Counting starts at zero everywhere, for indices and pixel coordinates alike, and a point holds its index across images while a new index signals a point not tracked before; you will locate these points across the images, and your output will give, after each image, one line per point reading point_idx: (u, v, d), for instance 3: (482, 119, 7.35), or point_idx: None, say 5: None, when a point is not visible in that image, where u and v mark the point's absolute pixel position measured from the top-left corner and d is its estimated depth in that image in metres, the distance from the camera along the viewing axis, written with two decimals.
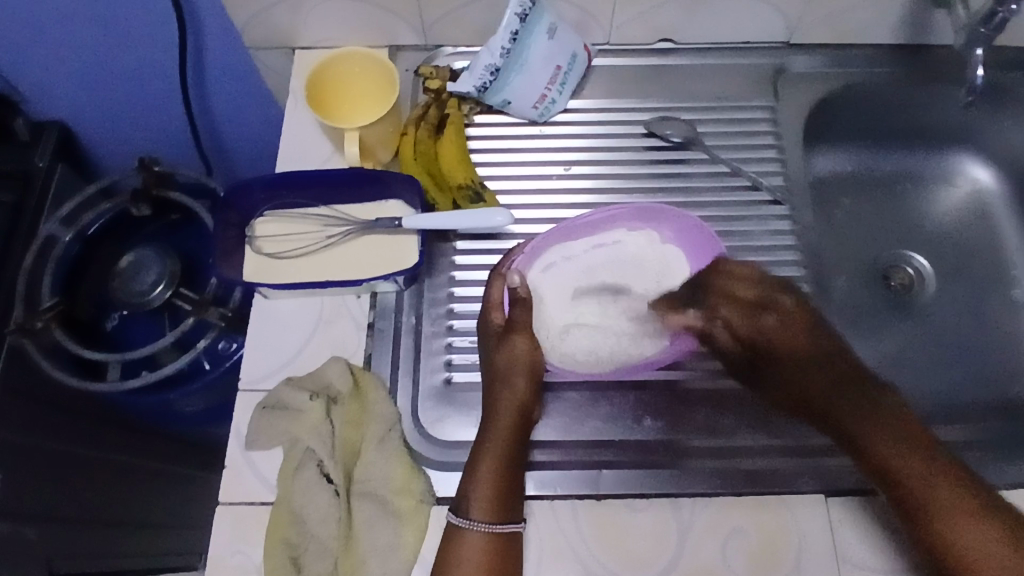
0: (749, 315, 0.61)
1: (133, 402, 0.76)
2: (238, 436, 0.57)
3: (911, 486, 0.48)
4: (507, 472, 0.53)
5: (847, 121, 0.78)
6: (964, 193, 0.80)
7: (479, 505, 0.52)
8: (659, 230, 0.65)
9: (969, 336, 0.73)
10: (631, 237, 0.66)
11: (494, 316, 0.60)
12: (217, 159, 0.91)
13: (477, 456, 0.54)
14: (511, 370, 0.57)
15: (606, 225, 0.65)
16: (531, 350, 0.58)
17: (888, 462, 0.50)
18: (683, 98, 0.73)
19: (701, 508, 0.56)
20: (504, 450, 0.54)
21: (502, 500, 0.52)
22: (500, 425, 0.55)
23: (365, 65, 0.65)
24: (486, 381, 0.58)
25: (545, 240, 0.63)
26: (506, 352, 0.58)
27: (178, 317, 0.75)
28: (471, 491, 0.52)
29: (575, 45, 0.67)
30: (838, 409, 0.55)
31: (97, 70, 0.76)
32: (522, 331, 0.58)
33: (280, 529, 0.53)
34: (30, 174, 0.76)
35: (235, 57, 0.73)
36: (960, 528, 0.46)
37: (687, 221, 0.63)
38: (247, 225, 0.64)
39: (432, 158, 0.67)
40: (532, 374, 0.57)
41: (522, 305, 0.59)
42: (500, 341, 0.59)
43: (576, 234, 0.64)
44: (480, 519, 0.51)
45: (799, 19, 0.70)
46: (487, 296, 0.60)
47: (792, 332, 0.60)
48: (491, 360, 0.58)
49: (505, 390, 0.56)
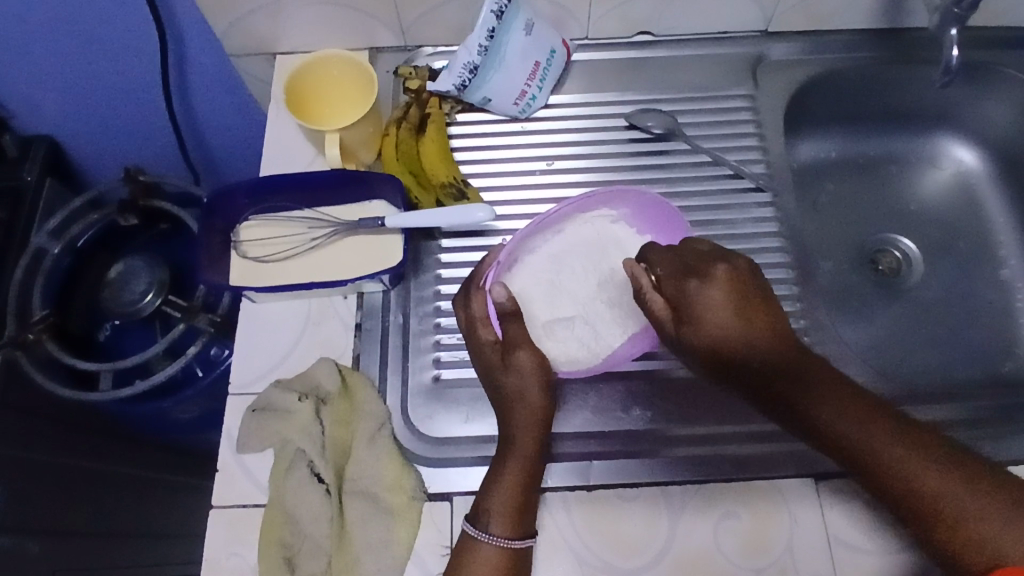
0: (677, 281, 0.54)
1: (129, 411, 0.76)
2: (230, 440, 0.58)
3: (917, 485, 0.47)
4: (529, 486, 0.53)
5: (827, 107, 0.78)
6: (949, 175, 0.80)
7: (499, 520, 0.52)
8: (614, 208, 0.64)
9: (959, 316, 0.74)
10: (587, 221, 0.64)
11: (483, 333, 0.57)
12: (205, 167, 0.91)
13: (497, 475, 0.53)
14: (522, 386, 0.55)
15: (566, 216, 0.64)
16: (538, 362, 0.55)
17: (882, 464, 0.48)
18: (663, 89, 0.74)
19: (692, 495, 0.56)
20: (527, 465, 0.53)
21: (522, 514, 0.52)
22: (521, 442, 0.54)
23: (341, 66, 0.65)
24: (498, 399, 0.56)
25: (518, 238, 0.61)
26: (514, 369, 0.55)
27: (169, 325, 0.76)
28: (491, 507, 0.52)
29: (553, 40, 0.68)
30: (815, 407, 0.51)
31: (82, 81, 0.76)
32: (526, 345, 0.55)
33: (275, 530, 0.54)
34: (19, 190, 0.76)
35: (217, 63, 0.74)
36: (969, 522, 0.44)
37: (647, 199, 0.62)
38: (232, 230, 0.65)
39: (414, 157, 0.67)
40: (546, 385, 0.55)
41: (515, 319, 0.56)
42: (504, 358, 0.56)
43: (547, 226, 0.63)
44: (501, 534, 0.51)
45: (775, 7, 0.71)
46: (471, 313, 0.57)
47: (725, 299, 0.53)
48: (500, 379, 0.56)
49: (521, 408, 0.54)
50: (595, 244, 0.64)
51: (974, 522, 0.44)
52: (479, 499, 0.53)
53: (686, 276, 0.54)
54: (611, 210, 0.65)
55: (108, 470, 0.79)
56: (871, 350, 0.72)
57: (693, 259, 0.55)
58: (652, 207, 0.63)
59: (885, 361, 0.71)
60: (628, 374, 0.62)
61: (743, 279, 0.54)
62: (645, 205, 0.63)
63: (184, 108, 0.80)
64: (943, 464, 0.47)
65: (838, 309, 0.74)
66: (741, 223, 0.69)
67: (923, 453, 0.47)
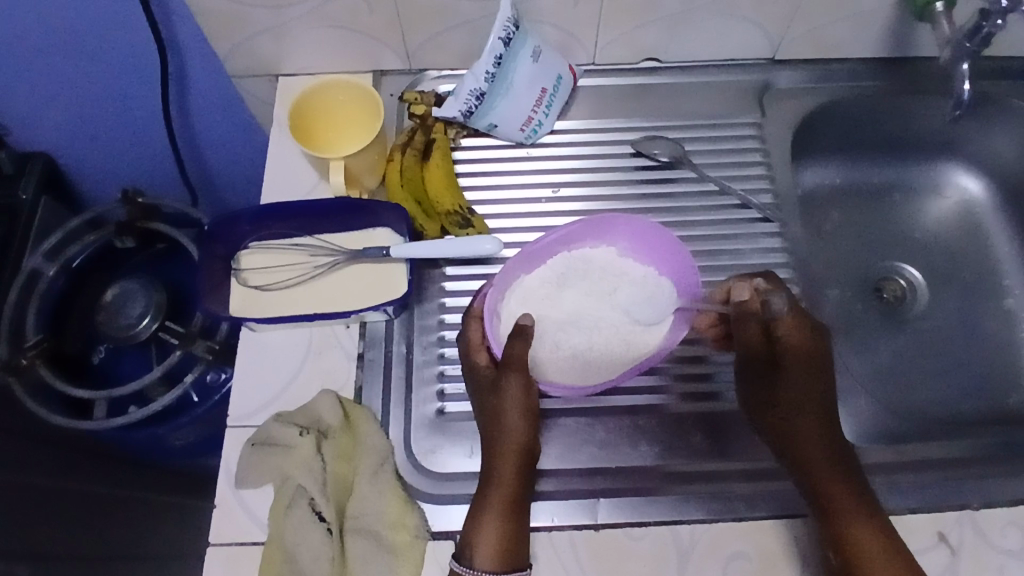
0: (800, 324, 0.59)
1: (123, 438, 0.75)
2: (228, 474, 0.56)
3: (820, 488, 0.54)
4: (512, 516, 0.53)
5: (833, 133, 0.77)
6: (952, 203, 0.80)
7: (484, 552, 0.51)
8: (614, 243, 0.65)
9: (964, 345, 0.73)
10: (593, 256, 0.64)
11: (478, 357, 0.60)
12: (204, 187, 0.90)
13: (482, 504, 0.53)
14: (506, 412, 0.56)
15: (566, 246, 0.64)
16: (524, 386, 0.57)
17: (822, 472, 0.54)
18: (670, 117, 0.73)
19: (702, 534, 0.55)
20: (509, 494, 0.53)
21: (508, 547, 0.52)
22: (503, 468, 0.54)
23: (347, 92, 0.64)
24: (485, 425, 0.57)
25: (509, 269, 0.61)
26: (501, 393, 0.57)
27: (165, 350, 0.74)
28: (476, 539, 0.52)
29: (559, 67, 0.67)
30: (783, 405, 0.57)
31: (79, 99, 0.75)
32: (516, 369, 0.57)
33: (274, 569, 0.52)
34: (15, 208, 0.74)
35: (219, 85, 0.73)
36: (853, 528, 0.51)
37: (639, 224, 0.62)
38: (233, 257, 0.64)
39: (419, 184, 0.66)
40: (528, 412, 0.57)
41: (518, 338, 0.58)
42: (493, 383, 0.58)
43: (538, 258, 0.63)
44: (485, 567, 0.50)
45: (783, 37, 0.70)
46: (466, 338, 0.60)
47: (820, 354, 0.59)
48: (488, 404, 0.57)
49: (503, 435, 0.55)
50: (598, 275, 0.64)
51: (854, 527, 0.51)
52: (465, 529, 0.53)
53: (811, 327, 0.60)
54: (612, 245, 0.65)
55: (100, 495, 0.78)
56: (877, 379, 0.71)
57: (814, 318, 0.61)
58: (650, 234, 0.63)
59: (891, 392, 0.70)
60: (633, 409, 0.61)
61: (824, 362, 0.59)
62: (641, 231, 0.63)
63: (183, 128, 0.79)
64: (860, 499, 0.53)
65: (844, 337, 0.73)
66: (748, 254, 0.68)
67: (849, 482, 0.54)
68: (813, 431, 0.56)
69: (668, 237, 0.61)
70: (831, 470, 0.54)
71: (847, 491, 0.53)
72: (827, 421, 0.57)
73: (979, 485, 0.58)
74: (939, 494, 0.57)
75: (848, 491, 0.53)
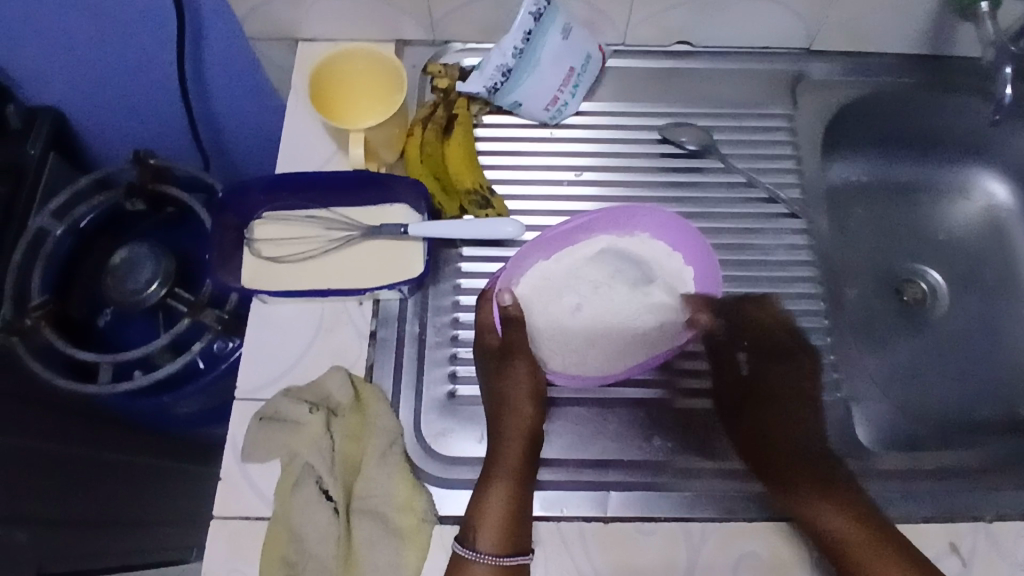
0: (770, 360, 0.63)
1: (126, 404, 0.74)
2: (235, 447, 0.55)
3: (789, 479, 0.56)
4: (517, 496, 0.53)
5: (865, 129, 0.75)
6: (979, 208, 0.77)
7: (487, 535, 0.51)
8: (634, 232, 0.63)
9: (982, 351, 0.72)
10: (612, 245, 0.63)
11: (489, 337, 0.59)
12: (216, 152, 0.88)
13: (486, 486, 0.52)
14: (516, 394, 0.57)
15: (584, 233, 0.62)
16: (531, 371, 0.59)
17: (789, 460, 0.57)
18: (699, 103, 0.71)
19: (712, 533, 0.54)
20: (513, 475, 0.53)
21: (513, 531, 0.51)
22: (509, 449, 0.54)
23: (367, 61, 0.62)
24: (491, 406, 0.57)
25: (527, 255, 0.61)
26: (508, 376, 0.58)
27: (172, 317, 0.73)
28: (479, 523, 0.51)
29: (589, 45, 0.65)
30: (751, 408, 0.61)
31: (88, 57, 0.73)
32: (521, 352, 0.59)
33: (278, 547, 0.51)
34: (22, 165, 0.73)
35: (236, 48, 0.70)
36: (823, 512, 0.53)
37: (662, 215, 0.61)
38: (245, 227, 0.62)
39: (439, 160, 0.64)
40: (536, 396, 0.58)
41: (516, 324, 0.59)
42: (501, 366, 0.59)
43: (555, 245, 0.62)
44: (489, 550, 0.50)
45: (820, 26, 0.68)
46: (478, 319, 0.60)
47: (795, 376, 0.62)
48: (497, 388, 0.58)
49: (510, 416, 0.56)
50: (602, 267, 0.63)
51: (819, 508, 0.54)
52: (469, 511, 0.52)
53: (777, 356, 0.63)
54: (633, 235, 0.64)
55: (100, 458, 0.77)
56: (893, 382, 0.70)
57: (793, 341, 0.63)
58: (671, 228, 0.62)
59: (908, 396, 0.69)
60: (643, 401, 0.60)
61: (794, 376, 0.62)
62: (663, 223, 0.62)
63: (196, 90, 0.77)
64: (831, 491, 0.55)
65: (862, 339, 0.72)
66: (773, 249, 0.67)
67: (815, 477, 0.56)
68: (789, 446, 0.58)
69: (688, 232, 0.61)
70: (795, 464, 0.57)
71: (812, 482, 0.56)
72: (805, 431, 0.60)
73: (993, 495, 0.57)
74: (950, 503, 0.57)
75: (812, 481, 0.56)
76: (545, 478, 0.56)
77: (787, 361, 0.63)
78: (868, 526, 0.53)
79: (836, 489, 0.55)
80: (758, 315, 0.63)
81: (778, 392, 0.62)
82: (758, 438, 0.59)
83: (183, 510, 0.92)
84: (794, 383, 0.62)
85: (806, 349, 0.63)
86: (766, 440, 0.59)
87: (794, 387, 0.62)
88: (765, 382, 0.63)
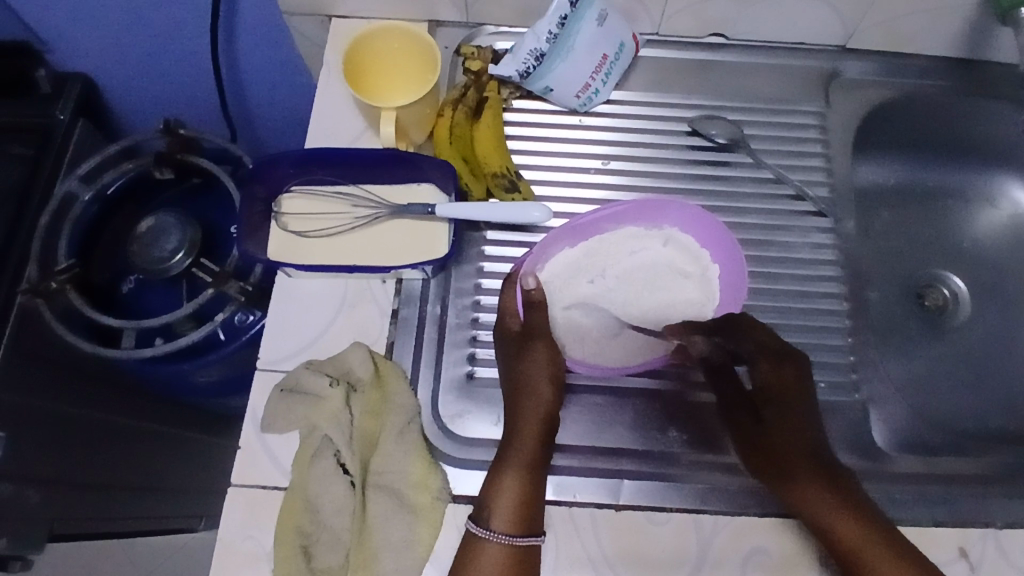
0: (772, 364, 0.57)
1: (146, 371, 0.75)
2: (255, 417, 0.56)
3: (802, 500, 0.52)
4: (531, 479, 0.53)
5: (895, 131, 0.74)
6: (1004, 216, 0.75)
7: (501, 515, 0.51)
8: (660, 227, 0.63)
9: (1003, 360, 0.71)
10: (639, 239, 0.63)
11: (511, 321, 0.60)
12: (243, 124, 0.89)
13: (501, 468, 0.53)
14: (535, 378, 0.57)
15: (611, 223, 0.62)
16: (552, 357, 0.58)
17: (797, 472, 0.53)
18: (730, 97, 0.71)
19: (722, 526, 0.54)
20: (528, 458, 0.54)
21: (526, 513, 0.52)
22: (526, 433, 0.54)
23: (399, 39, 0.62)
24: (509, 389, 0.57)
25: (553, 240, 0.60)
26: (528, 360, 0.57)
27: (195, 287, 0.73)
28: (494, 503, 0.52)
29: (623, 34, 0.65)
30: (749, 420, 0.57)
31: (120, 26, 0.73)
32: (542, 337, 0.58)
33: (294, 515, 0.52)
34: (50, 127, 0.75)
35: (269, 21, 0.71)
36: (840, 526, 0.51)
37: (689, 211, 0.61)
38: (273, 200, 0.63)
39: (468, 142, 0.65)
40: (554, 382, 0.57)
41: (538, 308, 0.58)
42: (521, 349, 0.58)
43: (581, 233, 0.61)
44: (503, 531, 0.50)
45: (857, 24, 0.67)
46: (503, 301, 0.60)
47: (793, 385, 0.57)
48: (517, 370, 0.57)
49: (528, 400, 0.56)
50: (621, 262, 0.63)
51: (825, 510, 0.52)
52: (483, 492, 0.53)
53: (779, 360, 0.57)
54: (661, 229, 0.63)
55: (118, 422, 0.78)
56: (910, 387, 0.70)
57: (783, 345, 0.58)
58: (723, 248, 0.62)
59: (924, 402, 0.69)
60: (658, 393, 0.60)
61: (795, 385, 0.57)
62: (689, 220, 0.62)
63: (226, 63, 0.77)
64: (834, 489, 0.52)
65: (883, 343, 0.71)
66: (797, 247, 0.66)
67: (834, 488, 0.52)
68: (799, 457, 0.54)
69: (735, 251, 0.60)
70: (809, 477, 0.53)
71: (828, 495, 0.52)
72: (813, 444, 0.55)
73: (1005, 505, 0.57)
74: (962, 510, 0.56)
75: (828, 495, 0.52)
76: (557, 464, 0.57)
77: (787, 367, 0.57)
78: (879, 535, 0.50)
79: (852, 497, 0.52)
80: (749, 325, 0.58)
81: (778, 401, 0.57)
82: (765, 444, 0.56)
83: (195, 478, 0.94)
84: (787, 400, 0.57)
85: (796, 354, 0.58)
86: (771, 449, 0.55)
87: (796, 398, 0.57)
88: (769, 389, 0.57)
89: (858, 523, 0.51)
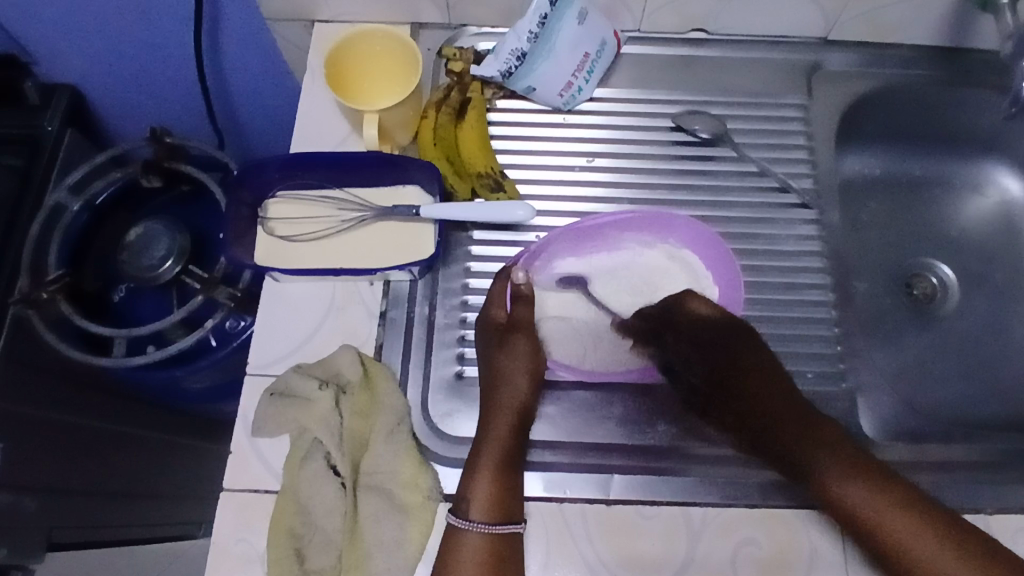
0: (701, 352, 0.58)
1: (140, 378, 0.75)
2: (246, 422, 0.56)
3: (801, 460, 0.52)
4: (506, 471, 0.53)
5: (880, 121, 0.74)
6: (992, 204, 0.75)
7: (478, 504, 0.52)
8: (669, 240, 0.65)
9: (989, 346, 0.71)
10: (644, 251, 0.65)
11: (495, 311, 0.60)
12: (231, 131, 0.89)
13: (476, 458, 0.53)
14: (512, 369, 0.57)
15: (614, 229, 0.63)
16: (531, 349, 0.59)
17: (783, 442, 0.54)
18: (714, 92, 0.71)
19: (712, 517, 0.54)
20: (504, 450, 0.54)
21: (503, 501, 0.52)
22: (500, 422, 0.55)
23: (385, 42, 0.62)
24: (487, 379, 0.58)
25: (553, 240, 0.61)
26: (508, 351, 0.58)
27: (185, 293, 0.74)
28: (471, 493, 0.52)
29: (604, 32, 0.65)
30: (718, 403, 0.57)
31: (104, 36, 0.73)
32: (525, 330, 0.59)
33: (285, 518, 0.52)
34: (38, 139, 0.74)
35: (253, 29, 0.71)
36: (844, 489, 0.50)
37: (699, 230, 0.62)
38: (259, 205, 0.63)
39: (453, 144, 0.65)
40: (532, 374, 0.58)
41: (524, 302, 0.60)
42: (502, 340, 0.59)
43: (583, 238, 0.62)
44: (480, 519, 0.51)
45: (837, 16, 0.68)
46: (490, 291, 0.60)
47: (748, 357, 0.57)
48: (495, 360, 0.58)
49: (506, 390, 0.57)
50: (623, 270, 0.65)
51: (838, 482, 0.50)
52: (462, 483, 0.53)
53: (720, 340, 0.58)
54: (666, 242, 0.65)
55: (113, 430, 0.79)
56: (899, 376, 0.70)
57: (705, 330, 0.58)
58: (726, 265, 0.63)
59: (914, 390, 0.69)
60: (645, 388, 0.61)
61: (732, 355, 0.57)
62: (695, 236, 0.63)
63: (212, 71, 0.78)
64: (850, 457, 0.51)
65: (871, 334, 0.72)
66: (783, 240, 0.67)
67: (834, 453, 0.51)
68: (790, 424, 0.54)
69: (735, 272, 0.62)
70: (804, 444, 0.53)
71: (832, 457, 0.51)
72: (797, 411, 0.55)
73: (995, 491, 0.57)
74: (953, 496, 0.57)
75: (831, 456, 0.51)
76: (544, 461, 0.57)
77: (737, 349, 0.57)
78: (893, 492, 0.49)
79: (861, 460, 0.51)
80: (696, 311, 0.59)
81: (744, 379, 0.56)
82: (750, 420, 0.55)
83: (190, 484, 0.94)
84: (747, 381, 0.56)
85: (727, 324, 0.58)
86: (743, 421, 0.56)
87: (750, 370, 0.57)
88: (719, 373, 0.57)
89: (863, 485, 0.50)
